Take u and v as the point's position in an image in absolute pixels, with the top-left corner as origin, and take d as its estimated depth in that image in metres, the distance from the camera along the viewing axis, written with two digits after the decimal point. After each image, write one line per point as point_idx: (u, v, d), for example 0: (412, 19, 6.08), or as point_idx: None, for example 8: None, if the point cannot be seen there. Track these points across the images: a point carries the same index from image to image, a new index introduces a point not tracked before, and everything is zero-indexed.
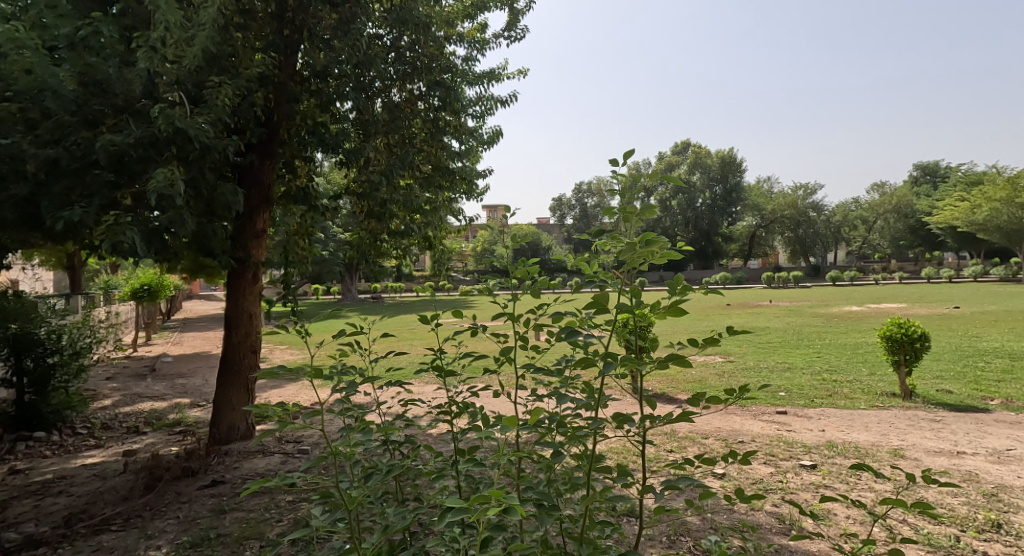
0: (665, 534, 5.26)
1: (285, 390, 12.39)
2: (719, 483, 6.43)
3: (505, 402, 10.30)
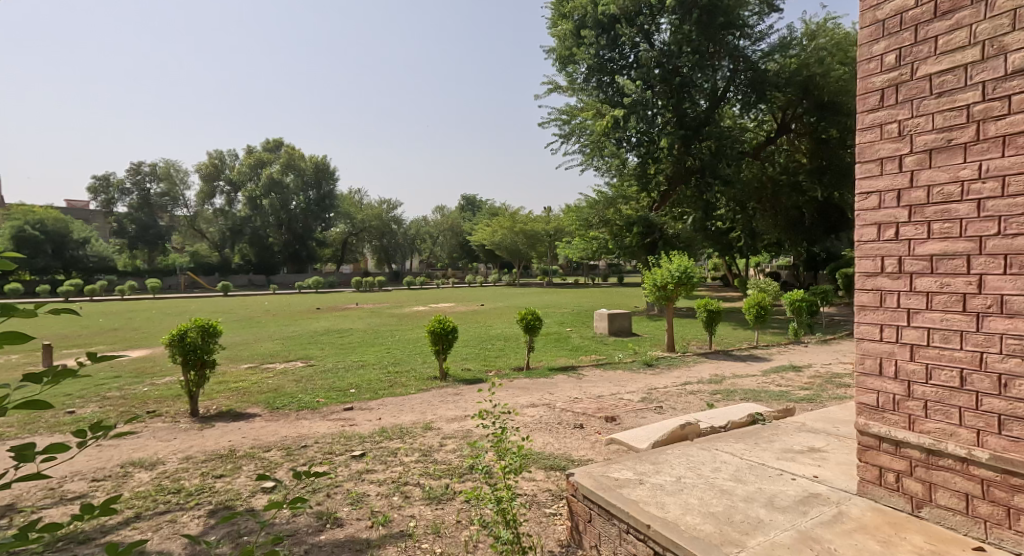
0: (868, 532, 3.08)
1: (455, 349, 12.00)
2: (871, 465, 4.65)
3: (676, 381, 8.64)
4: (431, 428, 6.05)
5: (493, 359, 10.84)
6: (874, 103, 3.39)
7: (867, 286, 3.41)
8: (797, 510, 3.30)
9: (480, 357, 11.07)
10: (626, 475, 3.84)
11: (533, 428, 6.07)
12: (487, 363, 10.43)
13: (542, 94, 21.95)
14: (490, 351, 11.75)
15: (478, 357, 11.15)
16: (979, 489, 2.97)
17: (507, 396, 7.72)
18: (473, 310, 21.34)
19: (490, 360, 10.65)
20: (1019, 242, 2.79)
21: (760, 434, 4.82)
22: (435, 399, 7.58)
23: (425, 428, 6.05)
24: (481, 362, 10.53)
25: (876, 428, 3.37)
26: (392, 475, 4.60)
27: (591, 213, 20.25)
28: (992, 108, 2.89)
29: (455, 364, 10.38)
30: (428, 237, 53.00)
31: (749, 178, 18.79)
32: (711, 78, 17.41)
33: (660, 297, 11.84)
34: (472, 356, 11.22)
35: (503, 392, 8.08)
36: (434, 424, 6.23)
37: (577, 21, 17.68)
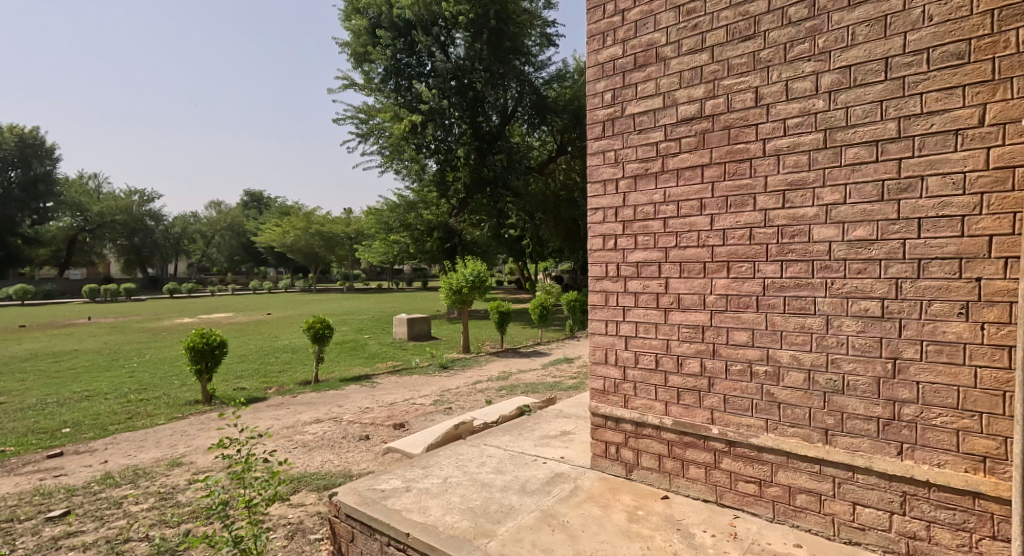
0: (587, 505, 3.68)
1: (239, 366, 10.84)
2: None
3: (454, 383, 9.04)
4: (177, 465, 5.42)
5: (275, 374, 10.04)
6: (598, 133, 4.02)
7: (596, 289, 4.08)
8: (542, 491, 3.81)
9: (259, 373, 10.15)
10: (393, 485, 3.99)
11: (316, 446, 5.84)
12: (266, 379, 9.62)
13: (335, 90, 19.68)
14: (273, 365, 10.88)
15: (256, 372, 10.20)
16: (667, 449, 3.76)
17: (284, 415, 7.25)
18: (255, 320, 19.42)
19: (272, 376, 9.85)
20: (688, 251, 3.60)
21: (525, 424, 5.38)
22: (188, 429, 6.79)
23: (169, 465, 5.38)
24: (260, 379, 9.69)
25: (602, 408, 4.05)
26: (118, 530, 4.03)
27: (391, 216, 19.20)
28: (670, 146, 3.66)
29: (227, 383, 9.34)
30: (199, 236, 45.23)
31: (538, 191, 20.34)
32: (502, 96, 18.42)
33: (455, 300, 12.26)
34: (246, 372, 10.22)
35: (280, 410, 7.56)
36: (183, 459, 5.62)
37: (372, 20, 17.25)
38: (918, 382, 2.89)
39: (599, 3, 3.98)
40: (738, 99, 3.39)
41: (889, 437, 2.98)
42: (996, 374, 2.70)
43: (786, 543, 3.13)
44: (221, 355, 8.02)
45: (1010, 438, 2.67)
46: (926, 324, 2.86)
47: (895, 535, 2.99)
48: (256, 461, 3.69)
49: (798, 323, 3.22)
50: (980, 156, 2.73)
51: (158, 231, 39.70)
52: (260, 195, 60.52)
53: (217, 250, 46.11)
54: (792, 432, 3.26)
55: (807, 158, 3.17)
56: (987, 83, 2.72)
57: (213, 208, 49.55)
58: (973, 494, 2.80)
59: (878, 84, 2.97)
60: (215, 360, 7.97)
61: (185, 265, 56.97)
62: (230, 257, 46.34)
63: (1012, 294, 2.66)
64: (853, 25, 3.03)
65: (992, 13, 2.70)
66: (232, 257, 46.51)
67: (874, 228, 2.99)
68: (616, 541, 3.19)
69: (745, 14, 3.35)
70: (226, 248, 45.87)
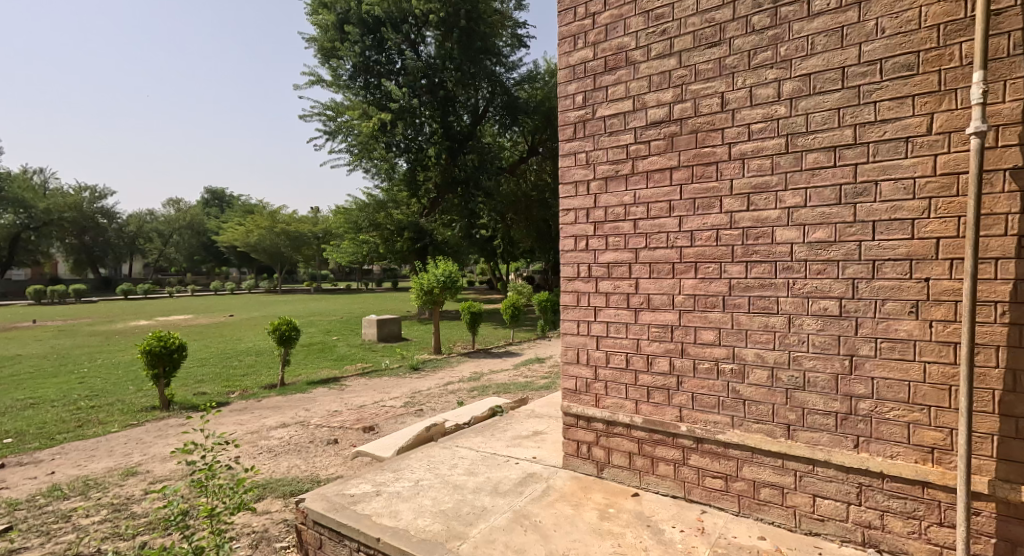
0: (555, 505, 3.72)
1: (194, 369, 10.64)
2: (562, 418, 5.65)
3: (423, 385, 9.03)
4: (132, 474, 5.30)
5: (238, 378, 9.86)
6: (569, 134, 4.08)
7: (568, 289, 4.14)
8: (515, 492, 3.85)
9: (222, 377, 9.94)
10: (363, 490, 3.98)
11: (283, 451, 5.77)
12: (229, 384, 9.43)
13: (300, 85, 18.73)
14: (236, 368, 10.66)
15: (218, 377, 9.98)
16: (637, 446, 3.84)
17: (248, 420, 7.13)
18: (215, 322, 18.95)
19: (235, 380, 9.67)
20: (657, 253, 3.69)
21: (497, 425, 5.42)
22: (145, 436, 6.64)
23: (123, 475, 5.25)
24: (222, 383, 9.49)
25: (575, 408, 4.12)
26: (66, 545, 3.93)
27: (361, 216, 18.97)
28: (640, 149, 3.73)
29: (187, 388, 9.13)
30: (157, 234, 43.76)
31: (509, 192, 20.45)
32: (473, 96, 18.54)
33: (427, 301, 12.22)
34: (207, 376, 9.99)
35: (244, 415, 7.44)
36: (139, 468, 5.50)
37: (340, 15, 17.00)
38: (873, 378, 3.02)
39: (570, 5, 4.04)
40: (705, 104, 3.48)
41: (846, 430, 3.11)
42: (943, 369, 2.85)
43: (751, 536, 3.23)
44: (180, 358, 7.85)
45: (956, 430, 2.81)
46: (879, 322, 2.99)
47: (852, 525, 3.12)
48: (220, 469, 3.64)
49: (761, 322, 3.32)
50: (928, 162, 2.87)
51: (110, 231, 38.44)
52: (221, 192, 58.83)
53: (175, 249, 44.86)
54: (756, 428, 3.37)
55: (770, 162, 3.28)
56: (935, 93, 2.86)
57: (169, 205, 48.30)
58: (922, 484, 2.94)
59: (835, 91, 3.10)
60: (173, 364, 7.79)
61: (140, 265, 55.12)
62: (189, 256, 45.13)
63: (958, 293, 2.80)
64: (812, 34, 3.15)
65: (939, 27, 2.84)
66: (191, 257, 45.40)
67: (832, 230, 3.11)
68: (588, 540, 3.25)
69: (712, 21, 3.45)
70: (186, 247, 44.74)
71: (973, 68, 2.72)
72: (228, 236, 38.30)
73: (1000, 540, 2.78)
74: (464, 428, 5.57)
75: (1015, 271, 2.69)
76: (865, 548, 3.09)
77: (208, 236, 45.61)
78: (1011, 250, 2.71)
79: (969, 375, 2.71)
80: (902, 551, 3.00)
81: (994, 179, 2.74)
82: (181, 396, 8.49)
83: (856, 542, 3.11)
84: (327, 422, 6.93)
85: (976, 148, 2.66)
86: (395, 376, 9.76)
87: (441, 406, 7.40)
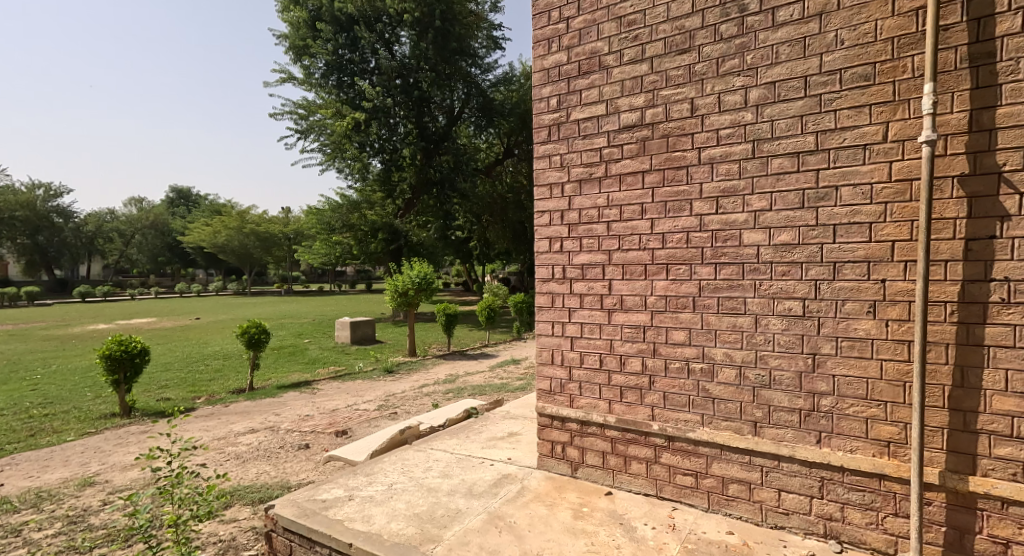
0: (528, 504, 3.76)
1: (162, 373, 10.40)
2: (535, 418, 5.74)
3: (395, 387, 8.99)
4: (90, 484, 5.18)
5: (203, 383, 9.67)
6: (544, 137, 4.13)
7: (543, 290, 4.20)
8: (489, 493, 3.88)
9: (186, 382, 9.73)
10: (334, 495, 3.97)
11: (251, 458, 5.69)
12: (194, 389, 9.25)
13: (270, 83, 18.39)
14: (202, 373, 10.44)
15: (182, 382, 9.77)
16: (610, 446, 3.91)
17: (215, 426, 7.01)
18: (180, 325, 18.52)
19: (201, 385, 9.48)
20: (629, 255, 3.77)
21: (472, 427, 5.44)
22: (103, 445, 6.48)
23: (80, 485, 5.13)
24: (187, 388, 9.30)
25: (549, 408, 4.17)
26: None
27: (333, 216, 18.76)
28: (613, 152, 3.81)
29: (149, 394, 8.91)
30: (116, 234, 42.56)
31: (484, 193, 20.39)
32: (448, 97, 18.55)
33: (401, 302, 12.15)
34: (171, 381, 9.78)
35: (210, 421, 7.31)
36: (96, 478, 5.38)
37: (312, 12, 16.85)
38: (834, 375, 3.14)
39: (544, 9, 4.10)
40: (675, 109, 3.57)
41: (809, 426, 3.22)
42: (898, 366, 2.97)
43: (719, 531, 3.32)
44: (141, 363, 7.68)
45: (910, 424, 2.94)
46: (840, 321, 3.11)
47: (815, 518, 3.23)
48: (187, 476, 3.60)
49: (729, 322, 3.42)
50: (884, 168, 3.00)
51: (66, 231, 37.16)
52: (187, 192, 57.61)
53: (137, 250, 43.70)
54: (725, 425, 3.46)
55: (737, 166, 3.38)
56: (889, 103, 2.99)
57: (130, 204, 46.95)
58: (879, 477, 3.06)
59: (798, 99, 3.21)
60: (134, 370, 7.62)
61: (97, 266, 53.39)
62: (151, 257, 43.94)
63: (912, 293, 2.93)
64: (776, 44, 3.26)
65: (894, 40, 2.97)
66: (153, 257, 44.29)
67: (796, 233, 3.22)
68: (562, 539, 3.30)
69: (681, 28, 3.54)
70: (148, 248, 43.60)
71: (925, 80, 2.86)
72: (195, 236, 37.52)
73: (949, 528, 2.92)
74: (438, 431, 5.58)
75: (962, 272, 2.83)
76: (827, 540, 3.20)
77: (172, 236, 44.53)
78: (960, 252, 2.84)
79: (920, 371, 2.85)
80: (861, 542, 3.12)
81: (944, 185, 2.88)
82: (144, 402, 8.31)
83: (818, 534, 3.22)
84: (297, 426, 6.86)
85: (927, 156, 2.82)
86: (366, 380, 9.69)
87: (414, 409, 7.39)
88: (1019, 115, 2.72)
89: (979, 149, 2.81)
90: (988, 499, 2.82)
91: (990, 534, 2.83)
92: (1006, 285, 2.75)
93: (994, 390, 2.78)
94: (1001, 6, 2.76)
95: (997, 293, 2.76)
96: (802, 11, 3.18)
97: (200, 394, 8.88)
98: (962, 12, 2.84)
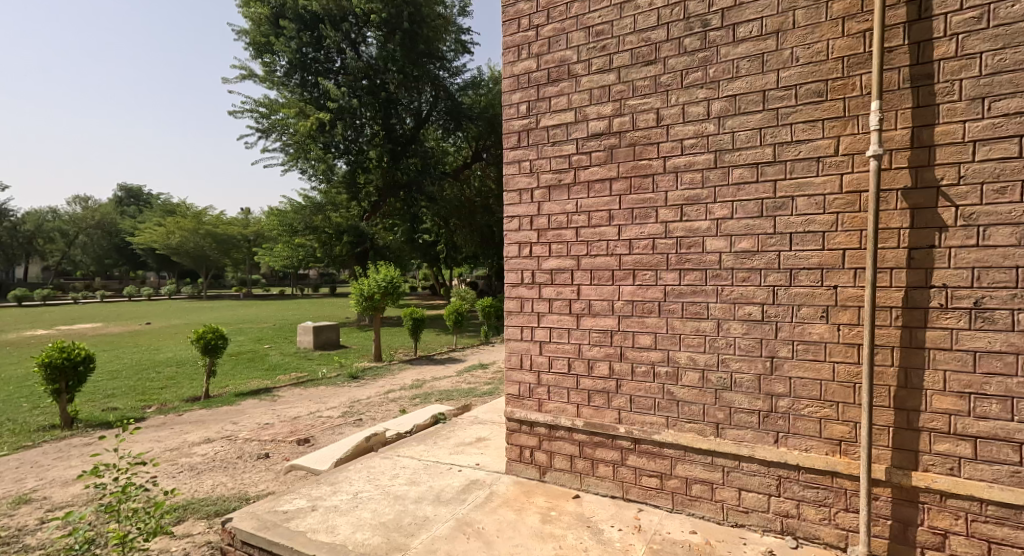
0: (495, 507, 3.78)
1: (110, 382, 10.05)
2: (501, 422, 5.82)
3: (359, 393, 8.92)
4: (26, 502, 5.00)
5: (154, 392, 9.40)
6: (514, 142, 4.19)
7: (512, 295, 4.25)
8: (457, 500, 3.90)
9: (136, 391, 9.45)
10: (297, 506, 3.93)
11: (206, 469, 5.57)
12: (144, 398, 8.98)
13: (229, 79, 18.04)
14: (153, 382, 10.14)
15: (131, 391, 9.47)
16: (578, 449, 3.98)
17: (166, 437, 6.82)
18: (130, 331, 17.86)
19: (152, 394, 9.21)
20: (597, 260, 3.85)
21: (440, 433, 5.44)
22: (42, 459, 6.25)
23: (15, 503, 4.94)
24: (136, 397, 9.03)
25: (518, 413, 4.22)
26: None
27: (296, 218, 18.33)
28: (582, 159, 3.89)
29: (94, 404, 8.62)
30: (58, 234, 40.89)
31: (453, 196, 20.27)
32: (416, 99, 18.48)
33: (366, 306, 12.02)
34: (119, 390, 9.46)
35: (161, 431, 7.11)
36: (33, 495, 5.18)
37: (274, 9, 16.61)
38: (791, 377, 3.26)
39: (513, 16, 4.16)
40: (642, 118, 3.67)
41: (767, 427, 3.33)
42: (849, 368, 3.11)
43: (683, 531, 3.41)
44: (85, 372, 7.44)
45: (860, 423, 3.08)
46: (796, 325, 3.24)
47: (773, 515, 3.35)
48: (136, 491, 3.53)
49: (693, 327, 3.53)
50: (836, 181, 3.14)
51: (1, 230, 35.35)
52: (136, 191, 55.79)
53: (81, 251, 41.94)
54: (688, 427, 3.56)
55: (701, 176, 3.49)
56: (840, 118, 3.14)
57: (75, 203, 45.09)
58: (832, 474, 3.19)
59: (757, 112, 3.34)
60: (77, 378, 7.37)
61: (37, 267, 50.97)
62: (97, 258, 42.19)
63: (861, 299, 3.08)
64: (737, 58, 3.38)
65: (844, 59, 3.13)
66: (100, 258, 42.56)
67: (755, 241, 3.34)
68: (529, 544, 3.34)
69: (647, 40, 3.64)
70: (94, 249, 41.92)
71: (872, 97, 3.02)
72: (147, 237, 36.34)
73: (894, 522, 3.06)
74: (405, 437, 5.57)
75: (906, 279, 2.99)
76: (783, 536, 3.32)
77: (120, 236, 42.93)
78: (903, 260, 3.00)
79: (869, 372, 2.99)
80: (815, 537, 3.24)
81: (889, 197, 3.03)
82: (87, 413, 8.04)
83: (775, 530, 3.34)
84: (255, 435, 6.74)
85: (874, 169, 2.98)
86: (329, 386, 9.56)
87: (379, 416, 7.34)
88: (955, 133, 2.89)
89: (919, 164, 2.98)
90: (929, 493, 2.98)
91: (931, 526, 2.98)
92: (943, 291, 2.91)
93: (934, 390, 2.94)
94: (938, 32, 2.93)
95: (937, 299, 2.92)
96: (761, 28, 3.31)
97: (149, 404, 8.63)
98: (906, 32, 3.00)
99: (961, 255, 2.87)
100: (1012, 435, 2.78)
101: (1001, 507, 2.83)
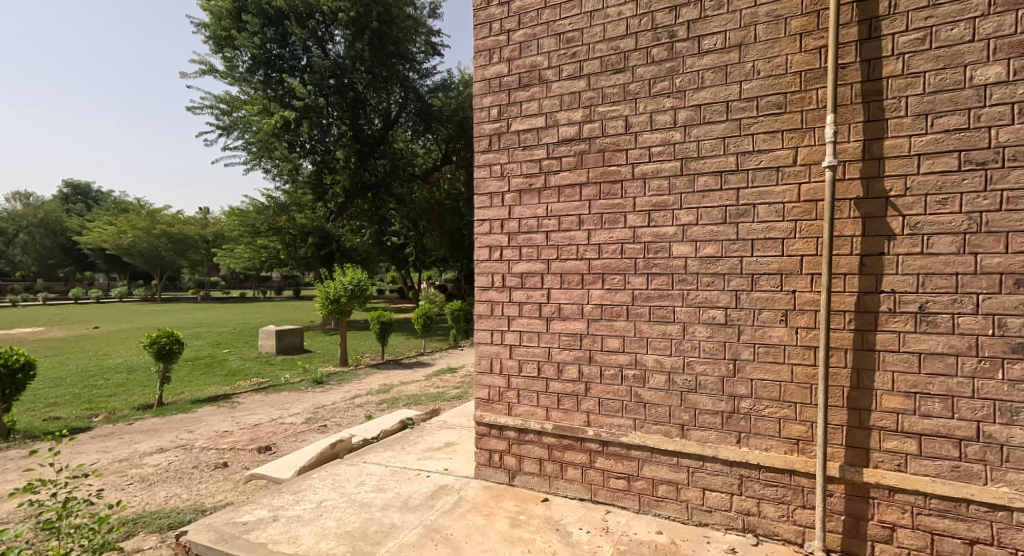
0: (460, 513, 3.78)
1: (52, 390, 9.64)
2: (461, 423, 5.92)
3: (323, 398, 8.85)
4: None
5: (102, 400, 9.10)
6: (485, 146, 4.22)
7: (482, 298, 4.27)
8: (425, 506, 3.89)
9: (81, 399, 9.13)
10: (257, 516, 3.87)
11: (159, 480, 5.42)
12: (90, 406, 8.67)
13: (187, 73, 18.32)
14: (100, 389, 9.81)
15: (76, 399, 9.16)
16: (547, 453, 4.01)
17: (115, 447, 6.63)
18: (78, 335, 17.26)
19: (99, 402, 8.92)
20: (567, 264, 3.90)
21: (408, 438, 5.42)
22: None
23: None
24: (82, 406, 8.73)
25: (487, 417, 4.23)
26: None
27: (258, 219, 17.90)
28: (552, 164, 3.93)
29: (34, 413, 8.29)
30: None
31: (421, 200, 20.23)
32: (384, 100, 18.35)
33: (333, 309, 11.82)
34: (63, 399, 9.14)
35: (109, 441, 6.90)
36: None
37: (236, 3, 16.38)
38: (752, 379, 3.36)
39: (484, 21, 4.20)
40: (611, 125, 3.74)
41: (730, 427, 3.42)
42: (806, 370, 3.23)
43: (650, 531, 3.47)
44: (24, 380, 7.16)
45: (816, 422, 3.20)
46: (756, 329, 3.34)
47: (735, 513, 3.44)
48: (79, 506, 3.40)
49: (660, 330, 3.60)
50: (795, 190, 3.25)
51: None
52: (84, 188, 53.74)
53: (22, 251, 40.07)
54: (655, 429, 3.63)
55: (668, 183, 3.57)
56: (798, 130, 3.26)
57: (15, 199, 43.07)
58: (790, 472, 3.29)
59: (721, 122, 3.43)
60: (15, 386, 7.09)
61: None
62: (40, 258, 40.39)
63: (817, 304, 3.20)
64: (702, 70, 3.48)
65: (801, 73, 3.25)
66: (42, 258, 40.68)
67: (719, 247, 3.44)
68: (498, 548, 3.35)
69: (616, 49, 3.72)
70: (37, 248, 40.11)
71: (827, 111, 3.14)
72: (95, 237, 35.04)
73: (847, 517, 3.18)
74: (371, 442, 5.53)
75: (858, 285, 3.12)
76: (745, 534, 3.40)
77: (66, 236, 41.24)
78: (856, 267, 3.13)
79: (824, 374, 3.11)
80: (774, 534, 3.34)
81: (842, 206, 3.16)
82: (28, 423, 7.73)
83: (737, 528, 3.43)
84: (210, 443, 6.61)
85: (829, 180, 3.10)
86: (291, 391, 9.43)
87: (345, 421, 7.29)
88: (902, 146, 3.03)
89: (870, 175, 3.11)
90: (878, 488, 3.10)
91: (880, 520, 3.11)
92: (892, 296, 3.04)
93: (883, 390, 3.07)
94: (886, 50, 3.07)
95: (886, 303, 3.06)
96: (725, 41, 3.41)
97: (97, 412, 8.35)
98: (860, 49, 3.13)
99: (908, 262, 3.00)
100: (953, 432, 2.92)
101: (943, 500, 2.97)
